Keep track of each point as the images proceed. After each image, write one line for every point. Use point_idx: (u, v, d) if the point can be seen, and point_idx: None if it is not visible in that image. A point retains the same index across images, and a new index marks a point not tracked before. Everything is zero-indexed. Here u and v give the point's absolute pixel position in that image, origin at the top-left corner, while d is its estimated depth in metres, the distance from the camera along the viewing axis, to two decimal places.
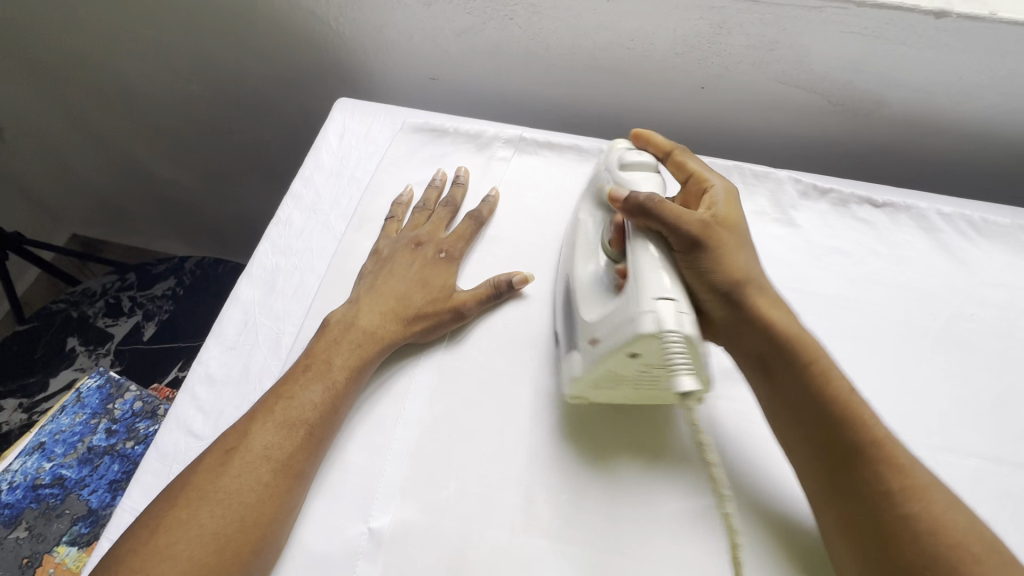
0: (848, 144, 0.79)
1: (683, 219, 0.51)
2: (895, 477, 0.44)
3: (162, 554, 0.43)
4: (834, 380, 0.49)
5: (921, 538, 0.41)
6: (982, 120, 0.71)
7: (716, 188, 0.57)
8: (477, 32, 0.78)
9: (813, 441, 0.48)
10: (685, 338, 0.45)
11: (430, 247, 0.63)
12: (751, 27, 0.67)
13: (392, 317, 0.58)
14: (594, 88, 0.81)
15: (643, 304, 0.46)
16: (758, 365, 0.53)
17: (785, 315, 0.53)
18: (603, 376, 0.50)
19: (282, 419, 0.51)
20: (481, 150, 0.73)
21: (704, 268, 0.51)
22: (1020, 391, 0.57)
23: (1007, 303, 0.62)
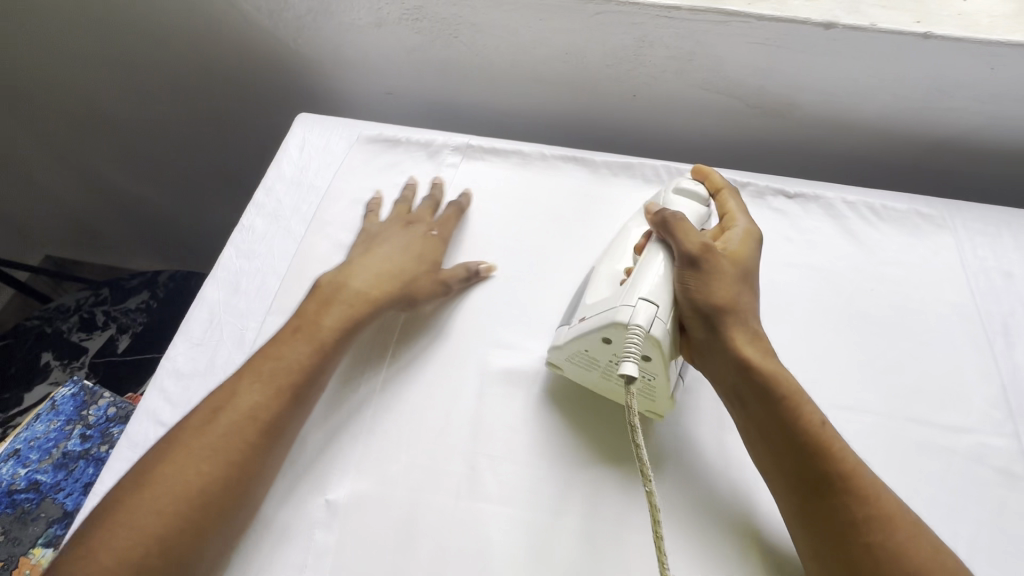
0: (769, 142, 0.87)
1: (688, 240, 0.55)
2: (863, 507, 0.46)
3: (149, 508, 0.47)
4: (810, 415, 0.49)
5: (880, 565, 0.44)
6: (880, 118, 0.79)
7: (735, 227, 0.59)
8: (426, 49, 0.84)
9: (788, 471, 0.48)
10: (647, 335, 0.50)
11: (417, 225, 0.69)
12: (669, 40, 0.75)
13: (385, 283, 0.63)
14: (538, 99, 0.88)
15: (629, 299, 0.52)
16: (734, 391, 0.52)
17: (772, 360, 0.52)
18: (579, 353, 0.55)
19: (269, 377, 0.54)
20: (431, 157, 0.79)
21: (692, 286, 0.53)
22: (912, 354, 0.64)
23: (902, 279, 0.70)
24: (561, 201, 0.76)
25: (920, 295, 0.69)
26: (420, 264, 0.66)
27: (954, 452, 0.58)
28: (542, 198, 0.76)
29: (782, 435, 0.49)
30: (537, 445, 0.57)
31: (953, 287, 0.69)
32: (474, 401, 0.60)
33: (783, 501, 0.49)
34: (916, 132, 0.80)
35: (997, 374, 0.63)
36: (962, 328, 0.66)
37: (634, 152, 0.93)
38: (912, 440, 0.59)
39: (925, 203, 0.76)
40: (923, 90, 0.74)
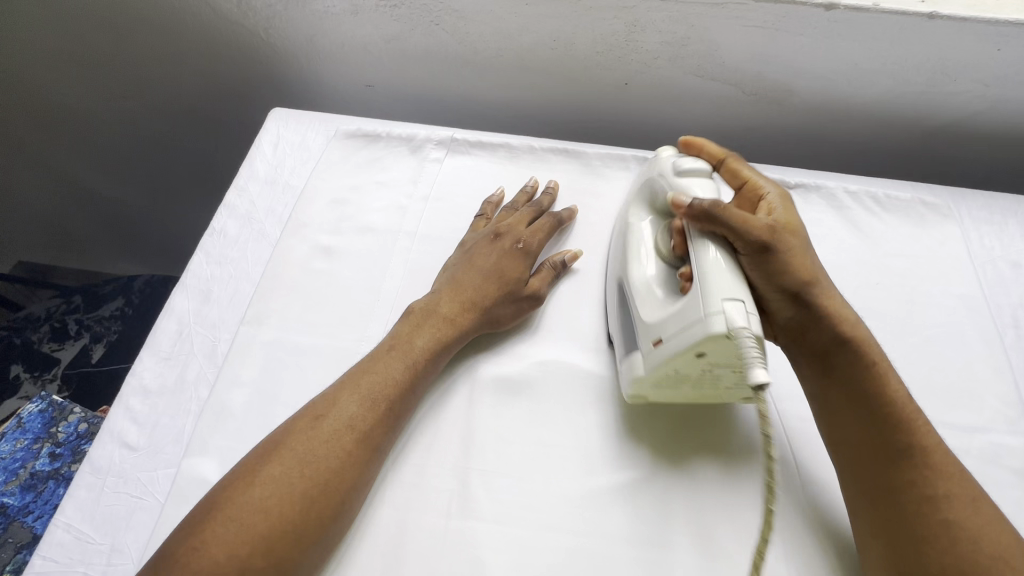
0: (766, 131, 0.84)
1: (753, 227, 0.49)
2: (944, 484, 0.44)
3: (251, 505, 0.43)
4: (896, 388, 0.48)
5: (961, 546, 0.42)
6: (880, 104, 0.76)
7: (772, 196, 0.56)
8: (406, 38, 0.80)
9: (868, 448, 0.47)
10: (756, 337, 0.44)
11: (508, 238, 0.64)
12: (661, 25, 0.71)
13: (469, 307, 0.59)
14: (526, 91, 0.84)
15: (712, 306, 0.45)
16: (819, 365, 0.51)
17: (858, 324, 0.51)
18: (669, 375, 0.50)
19: (369, 391, 0.51)
20: (414, 153, 0.75)
21: (771, 271, 0.50)
22: (920, 350, 0.62)
23: (907, 271, 0.67)
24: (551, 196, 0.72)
25: (927, 288, 0.66)
26: (510, 283, 0.60)
27: (968, 452, 0.55)
28: None
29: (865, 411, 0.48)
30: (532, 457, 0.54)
31: (961, 279, 0.66)
32: (463, 412, 0.56)
33: (851, 482, 0.48)
34: (916, 117, 0.77)
35: (1008, 369, 0.60)
36: (972, 321, 0.63)
37: (626, 144, 0.90)
38: None
39: (929, 192, 0.73)
40: (926, 73, 0.71)
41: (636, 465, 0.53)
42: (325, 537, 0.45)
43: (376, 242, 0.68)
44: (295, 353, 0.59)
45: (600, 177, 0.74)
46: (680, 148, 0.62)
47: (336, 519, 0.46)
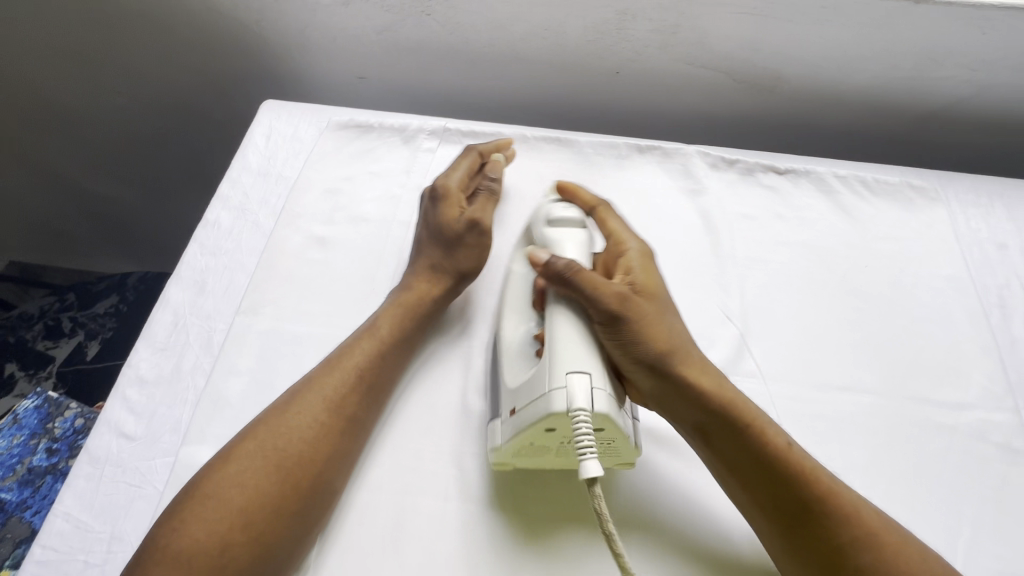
0: (757, 119, 0.84)
1: (601, 292, 0.49)
2: (850, 530, 0.44)
3: (231, 481, 0.45)
4: (777, 443, 0.47)
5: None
6: (869, 90, 0.77)
7: (631, 250, 0.55)
8: (398, 29, 0.80)
9: (769, 512, 0.46)
10: (595, 414, 0.44)
11: (429, 195, 0.65)
12: (652, 12, 0.72)
13: (416, 275, 0.60)
14: (518, 81, 0.85)
15: (556, 381, 0.45)
16: (700, 433, 0.49)
17: (723, 383, 0.49)
18: (526, 446, 0.48)
19: (335, 365, 0.52)
20: (407, 143, 0.75)
21: (627, 342, 0.48)
22: (908, 331, 0.63)
23: (895, 254, 0.68)
24: (544, 184, 0.72)
25: (916, 270, 0.67)
26: (446, 232, 0.61)
27: (956, 429, 0.56)
28: (524, 182, 0.73)
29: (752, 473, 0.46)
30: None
31: (949, 260, 0.67)
32: (458, 398, 0.57)
33: (766, 538, 0.46)
34: (904, 103, 0.78)
35: (995, 348, 0.61)
36: (959, 302, 0.64)
37: (619, 134, 0.90)
38: (913, 420, 0.57)
39: (917, 177, 0.74)
40: (914, 58, 0.72)
41: None
42: (308, 509, 0.46)
43: (371, 231, 0.68)
44: (291, 342, 0.60)
45: (592, 164, 0.75)
46: (559, 193, 0.64)
47: (316, 489, 0.47)
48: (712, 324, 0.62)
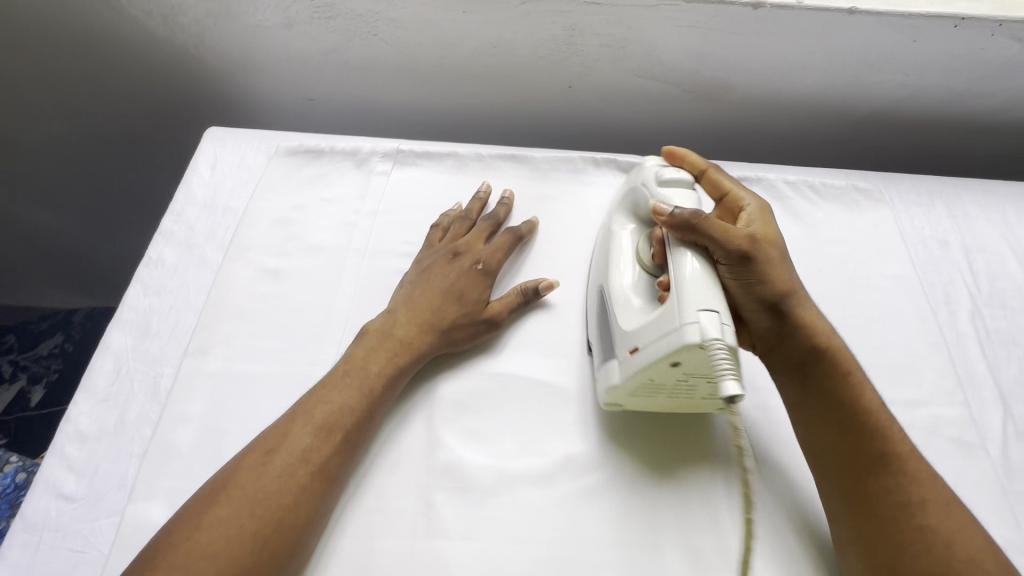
0: (709, 127, 0.86)
1: (732, 236, 0.50)
2: (919, 491, 0.45)
3: (201, 552, 0.42)
4: (868, 395, 0.49)
5: (936, 551, 0.43)
6: (813, 96, 0.80)
7: (751, 208, 0.56)
8: (344, 50, 0.79)
9: (842, 458, 0.48)
10: (729, 348, 0.44)
11: (467, 258, 0.63)
12: (599, 28, 0.72)
13: (425, 326, 0.58)
14: (472, 98, 0.84)
15: (688, 315, 0.46)
16: (795, 374, 0.51)
17: (828, 331, 0.51)
18: (645, 384, 0.50)
19: (323, 422, 0.50)
20: (359, 166, 0.74)
21: (751, 281, 0.50)
22: (863, 332, 0.64)
23: (847, 256, 0.70)
24: None
25: (866, 271, 0.69)
26: (466, 303, 0.60)
27: (911, 426, 0.58)
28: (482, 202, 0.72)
29: (835, 420, 0.49)
30: (496, 470, 0.53)
31: (896, 260, 0.70)
32: (430, 435, 0.55)
33: (830, 492, 0.48)
34: (846, 108, 0.81)
35: (943, 344, 0.63)
36: (908, 301, 0.66)
37: (576, 146, 0.90)
38: None
39: (862, 179, 0.77)
40: (852, 65, 0.74)
41: (602, 470, 0.53)
42: None
43: (326, 261, 0.66)
44: (244, 383, 0.57)
45: (550, 180, 0.74)
46: (663, 157, 0.63)
47: (290, 558, 0.45)
48: None
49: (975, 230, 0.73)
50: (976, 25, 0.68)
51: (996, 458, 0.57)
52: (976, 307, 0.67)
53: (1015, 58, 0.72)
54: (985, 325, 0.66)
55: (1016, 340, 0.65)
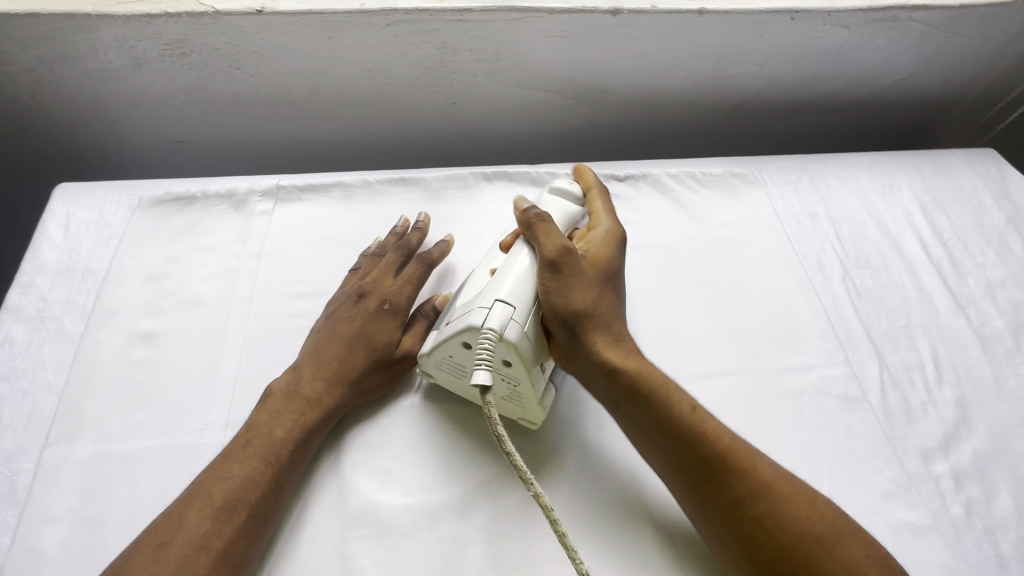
0: (596, 130, 0.88)
1: (551, 241, 0.55)
2: (745, 483, 0.46)
3: None
4: (675, 405, 0.50)
5: (772, 535, 0.44)
6: (683, 93, 0.84)
7: (599, 231, 0.60)
8: (207, 87, 0.74)
9: (676, 469, 0.49)
10: (498, 338, 0.49)
11: (375, 297, 0.59)
12: (470, 44, 0.72)
13: (334, 381, 0.55)
14: (355, 123, 0.81)
15: (484, 301, 0.51)
16: (613, 396, 0.52)
17: (628, 355, 0.53)
18: (444, 360, 0.54)
19: (226, 502, 0.46)
20: (238, 209, 0.69)
21: (553, 289, 0.53)
22: (752, 309, 0.68)
23: (731, 239, 0.74)
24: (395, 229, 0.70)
25: (749, 251, 0.73)
26: (374, 348, 0.57)
27: (802, 391, 0.62)
28: (374, 230, 0.70)
29: (657, 436, 0.50)
30: (411, 509, 0.51)
31: (773, 237, 0.75)
32: (341, 483, 0.52)
33: (681, 497, 0.50)
34: (715, 100, 0.86)
35: (821, 309, 0.68)
36: (788, 274, 0.71)
37: (471, 161, 0.90)
38: (769, 390, 0.62)
39: (736, 165, 0.82)
40: (711, 61, 0.79)
41: (524, 485, 0.53)
42: None
43: (208, 314, 0.61)
44: (120, 463, 0.51)
45: (443, 199, 0.73)
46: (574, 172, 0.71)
47: None
48: None
49: (837, 201, 0.80)
50: (809, 17, 0.75)
51: (878, 408, 0.62)
52: (845, 271, 0.73)
53: (847, 44, 0.79)
54: (855, 286, 0.72)
55: (882, 296, 0.71)
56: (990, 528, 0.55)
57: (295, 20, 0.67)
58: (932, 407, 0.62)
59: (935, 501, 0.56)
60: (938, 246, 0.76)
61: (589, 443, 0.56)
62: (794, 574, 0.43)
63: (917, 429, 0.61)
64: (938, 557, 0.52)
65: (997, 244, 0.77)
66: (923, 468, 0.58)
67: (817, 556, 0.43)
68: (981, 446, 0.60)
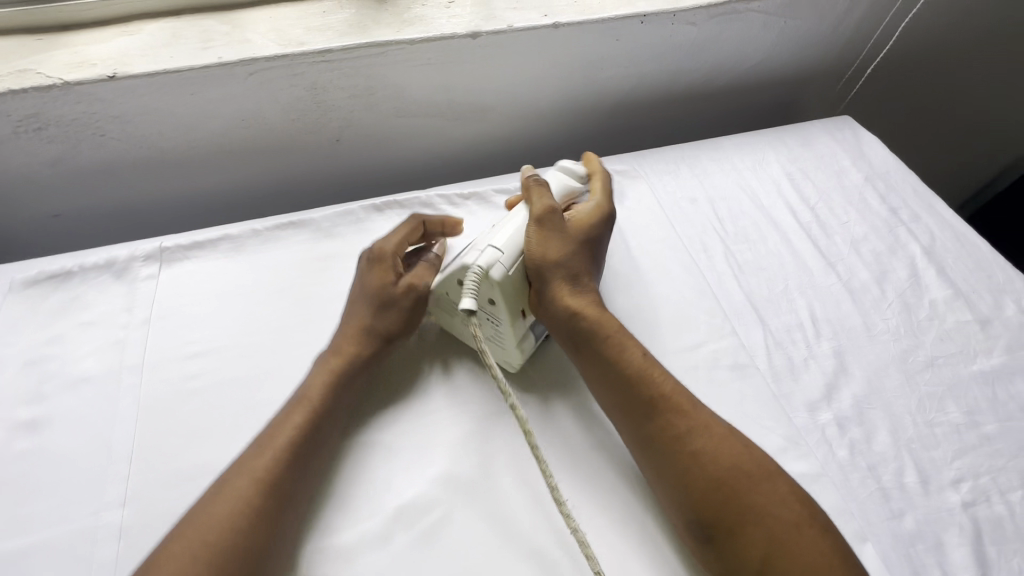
0: (486, 146, 0.91)
1: (539, 202, 0.63)
2: (687, 420, 0.53)
3: None
4: (631, 351, 0.58)
5: (706, 468, 0.50)
6: (560, 100, 0.88)
7: (582, 204, 0.68)
8: (75, 157, 0.72)
9: (624, 409, 0.55)
10: (483, 275, 0.56)
11: (366, 256, 0.66)
12: (340, 82, 0.73)
13: (349, 337, 0.61)
14: (242, 172, 0.81)
15: (480, 245, 0.59)
16: (575, 342, 0.59)
17: (588, 305, 0.61)
18: (443, 298, 0.61)
19: (216, 536, 0.47)
20: (120, 277, 0.67)
21: (538, 239, 0.61)
22: (645, 297, 0.72)
23: (619, 234, 0.78)
24: (289, 273, 0.70)
25: (637, 242, 0.77)
26: (375, 295, 0.62)
27: (696, 367, 0.65)
28: (268, 277, 0.69)
29: (614, 379, 0.57)
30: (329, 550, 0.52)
31: (658, 225, 0.79)
32: None
33: (631, 444, 0.55)
34: (593, 103, 0.90)
35: (708, 287, 0.73)
36: (675, 258, 0.76)
37: (370, 191, 0.91)
38: None
39: (619, 162, 0.86)
40: (579, 68, 0.83)
41: (439, 506, 0.54)
42: None
43: (95, 391, 0.59)
44: (7, 564, 0.49)
45: (337, 236, 0.74)
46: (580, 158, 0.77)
47: None
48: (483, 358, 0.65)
49: (714, 183, 0.85)
50: (657, 19, 0.80)
51: (765, 370, 0.66)
52: (727, 247, 0.78)
53: (699, 38, 0.85)
54: (738, 261, 0.77)
55: (762, 266, 0.76)
56: (873, 464, 0.60)
57: (152, 82, 0.66)
58: (813, 361, 0.68)
59: (823, 448, 0.61)
60: (806, 212, 0.83)
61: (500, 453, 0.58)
62: (723, 504, 0.49)
63: (801, 384, 0.66)
64: (827, 500, 0.56)
65: (858, 203, 0.84)
66: (809, 419, 0.63)
67: (744, 487, 0.49)
68: (859, 390, 0.65)
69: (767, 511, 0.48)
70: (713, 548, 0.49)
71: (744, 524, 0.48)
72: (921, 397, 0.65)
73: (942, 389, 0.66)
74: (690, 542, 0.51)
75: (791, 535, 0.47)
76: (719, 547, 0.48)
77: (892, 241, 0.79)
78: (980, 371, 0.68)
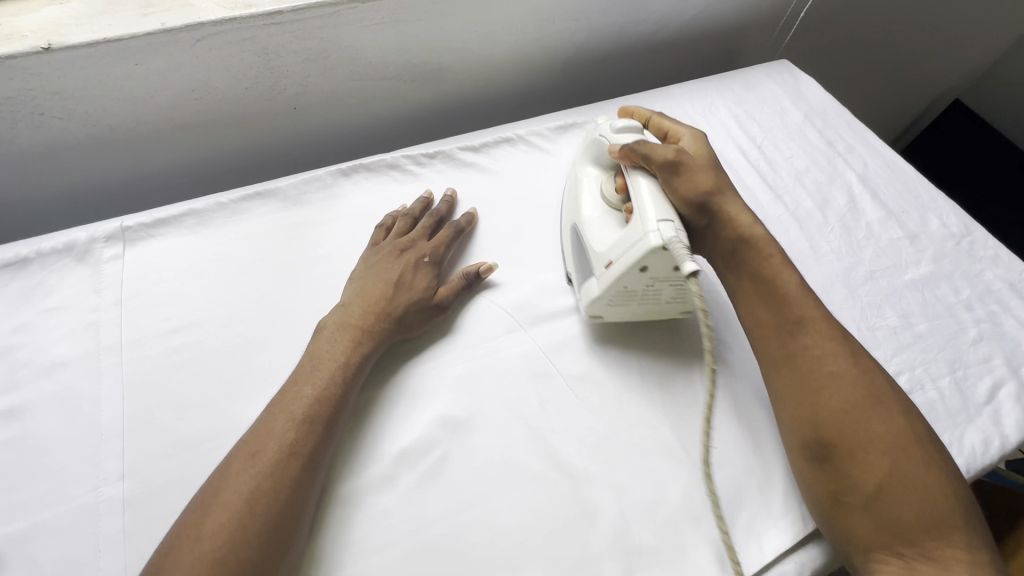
0: (445, 106, 0.92)
1: (659, 152, 0.62)
2: (830, 349, 0.55)
3: None
4: (784, 279, 0.60)
5: (840, 394, 0.53)
6: (515, 55, 0.89)
7: (687, 138, 0.70)
8: (13, 138, 0.68)
9: (771, 326, 0.58)
10: (685, 246, 0.55)
11: (415, 253, 0.67)
12: (292, 45, 0.72)
13: (378, 314, 0.61)
14: (198, 147, 0.79)
15: (649, 225, 0.56)
16: (732, 262, 0.62)
17: (753, 222, 0.63)
18: (620, 292, 0.60)
19: (255, 485, 0.48)
20: (83, 260, 0.65)
21: (681, 185, 0.62)
22: None
23: None
24: (262, 242, 0.69)
25: None
26: (416, 293, 0.64)
27: None
28: (241, 248, 0.68)
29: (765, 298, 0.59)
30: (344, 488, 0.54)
31: None
32: None
33: (771, 361, 0.58)
34: (546, 57, 0.92)
35: None
36: None
37: (331, 156, 0.90)
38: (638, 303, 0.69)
39: (579, 114, 0.87)
40: (531, 22, 0.84)
41: (452, 442, 0.57)
42: None
43: (72, 374, 0.58)
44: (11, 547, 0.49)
45: (306, 201, 0.74)
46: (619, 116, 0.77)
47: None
48: (468, 307, 0.67)
49: None
50: None
51: None
52: None
53: None
54: None
55: None
56: None
57: (92, 52, 0.63)
58: None
59: None
60: (754, 150, 0.88)
61: (500, 391, 0.61)
62: (854, 427, 0.52)
63: None
64: None
65: (799, 138, 0.90)
66: None
67: (874, 418, 0.52)
68: None
69: (894, 445, 0.51)
70: (831, 465, 0.52)
71: (869, 453, 0.51)
72: (863, 307, 0.72)
73: (880, 298, 0.73)
74: (804, 464, 0.54)
75: (914, 469, 0.50)
76: (836, 467, 0.52)
77: (831, 171, 0.86)
78: (911, 280, 0.75)
